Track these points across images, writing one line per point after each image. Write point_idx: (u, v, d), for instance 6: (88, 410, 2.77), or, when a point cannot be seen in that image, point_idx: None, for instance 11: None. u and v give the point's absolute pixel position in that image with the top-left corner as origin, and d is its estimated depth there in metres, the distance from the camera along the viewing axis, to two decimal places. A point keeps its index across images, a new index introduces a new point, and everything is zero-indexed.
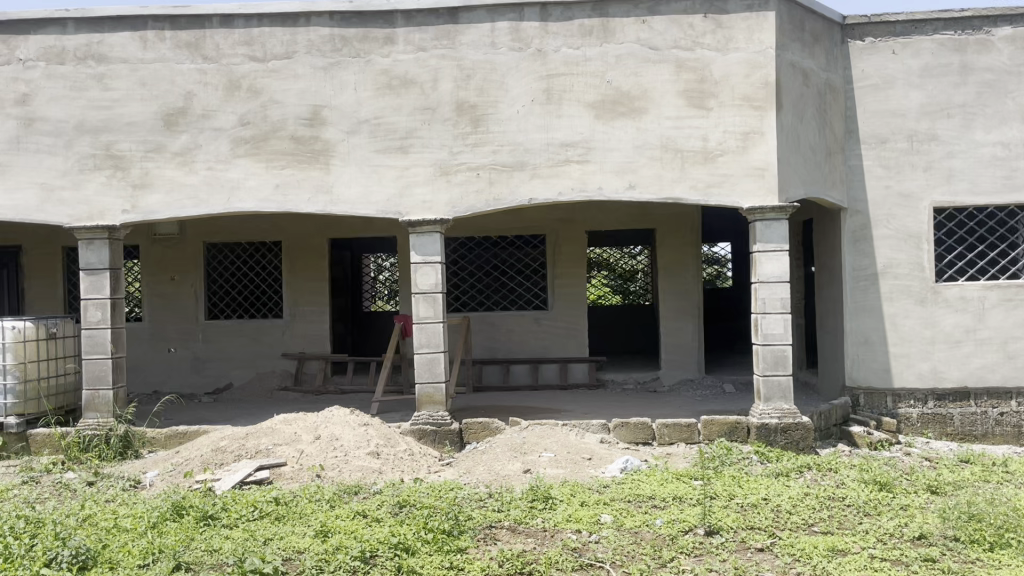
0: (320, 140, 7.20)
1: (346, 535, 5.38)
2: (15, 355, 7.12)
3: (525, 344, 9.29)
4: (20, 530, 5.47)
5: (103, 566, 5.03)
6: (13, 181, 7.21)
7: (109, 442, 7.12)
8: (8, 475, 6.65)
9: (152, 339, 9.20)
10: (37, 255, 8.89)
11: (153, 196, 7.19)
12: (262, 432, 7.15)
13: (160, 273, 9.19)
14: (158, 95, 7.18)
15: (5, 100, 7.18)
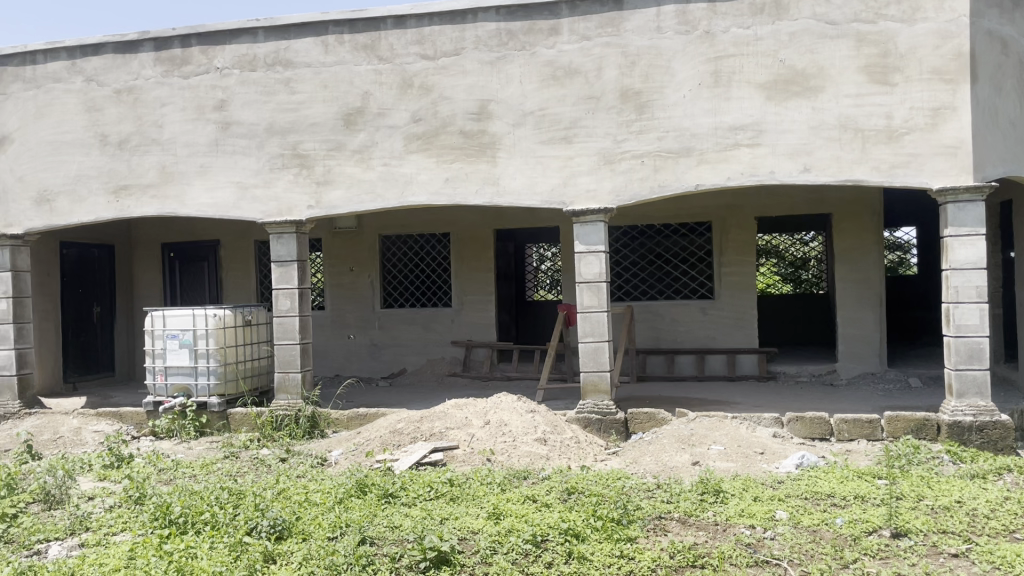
0: (488, 133, 7.37)
1: (518, 519, 5.51)
2: (217, 340, 7.76)
3: (692, 334, 9.11)
4: (225, 500, 5.99)
5: (297, 536, 5.46)
6: (213, 180, 7.84)
7: (298, 422, 7.65)
8: (213, 450, 7.28)
9: (333, 326, 9.79)
10: (234, 249, 9.67)
11: (335, 191, 7.64)
12: (435, 416, 7.45)
13: (340, 264, 9.75)
14: (339, 96, 7.60)
15: (205, 106, 7.82)
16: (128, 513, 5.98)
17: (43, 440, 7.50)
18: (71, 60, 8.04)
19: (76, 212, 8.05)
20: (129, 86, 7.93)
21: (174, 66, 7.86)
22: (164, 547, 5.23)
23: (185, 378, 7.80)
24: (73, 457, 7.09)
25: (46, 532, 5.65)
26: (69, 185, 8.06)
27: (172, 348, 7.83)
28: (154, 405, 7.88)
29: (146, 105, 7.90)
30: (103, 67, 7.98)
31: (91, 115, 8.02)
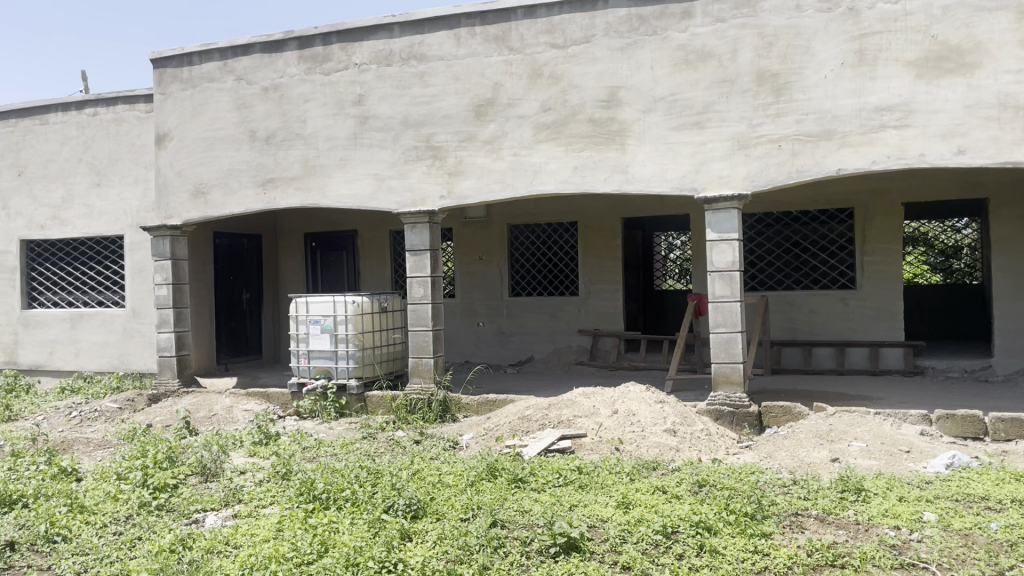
0: (617, 120, 7.31)
1: (648, 509, 5.47)
2: (355, 325, 8.09)
3: (830, 325, 8.75)
4: (364, 479, 6.26)
5: (431, 516, 5.64)
6: (352, 173, 8.15)
7: (431, 406, 7.89)
8: (352, 431, 7.61)
9: (463, 314, 10.01)
10: (370, 238, 10.04)
11: (466, 181, 7.78)
12: (563, 404, 7.49)
13: (470, 253, 9.95)
14: (470, 88, 7.74)
15: (345, 101, 8.15)
16: (276, 487, 6.34)
17: (199, 416, 8.07)
18: (224, 60, 8.56)
19: (228, 204, 8.57)
20: (276, 84, 8.37)
21: (316, 63, 8.23)
22: (309, 521, 5.55)
23: (326, 361, 8.19)
24: (226, 433, 7.58)
25: (203, 502, 6.08)
26: (222, 179, 8.59)
27: (314, 333, 8.25)
28: (298, 386, 8.32)
29: (291, 101, 8.32)
30: (252, 66, 8.45)
31: (241, 112, 8.51)
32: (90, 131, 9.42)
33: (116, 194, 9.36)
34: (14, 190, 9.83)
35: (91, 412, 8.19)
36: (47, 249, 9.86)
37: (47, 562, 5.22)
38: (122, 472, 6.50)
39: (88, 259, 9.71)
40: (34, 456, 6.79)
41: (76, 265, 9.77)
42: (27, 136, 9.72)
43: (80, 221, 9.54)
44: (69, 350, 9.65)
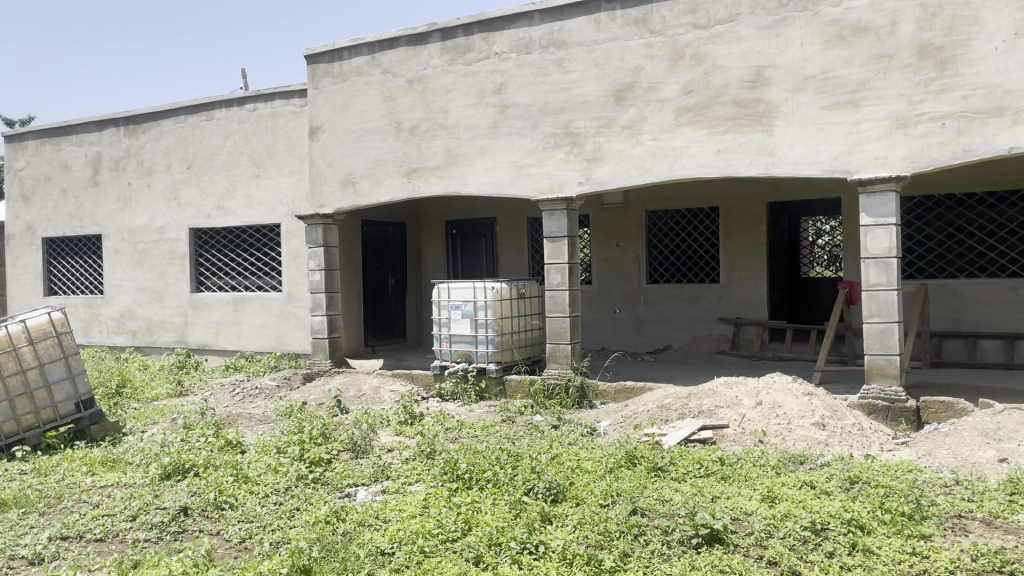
0: (764, 101, 7.05)
1: (795, 504, 5.29)
2: (495, 311, 8.24)
3: (998, 316, 8.13)
4: (504, 461, 6.37)
5: (571, 500, 5.69)
6: (492, 161, 8.28)
7: (568, 392, 7.93)
8: (492, 413, 7.77)
9: (600, 301, 9.99)
10: (508, 226, 10.17)
11: (605, 167, 7.74)
12: (704, 394, 7.35)
13: (607, 240, 9.90)
14: (610, 73, 7.67)
15: (485, 90, 8.27)
16: (422, 465, 6.58)
17: (349, 395, 8.48)
18: (371, 54, 8.89)
19: (375, 193, 8.91)
20: (420, 76, 8.61)
21: (458, 54, 8.39)
22: (453, 500, 5.74)
23: (466, 345, 8.40)
24: (374, 412, 7.93)
25: (354, 477, 6.40)
26: (369, 169, 8.94)
27: (455, 318, 8.48)
28: (440, 368, 8.59)
29: (434, 92, 8.53)
30: (398, 59, 8.73)
31: (387, 104, 8.82)
32: (251, 126, 10.03)
33: (273, 185, 9.92)
34: (184, 182, 10.61)
35: (252, 389, 8.76)
36: (213, 237, 10.60)
37: (217, 526, 5.64)
38: (281, 446, 6.92)
39: (248, 246, 10.35)
40: (203, 428, 7.34)
41: (237, 251, 10.43)
42: (195, 131, 10.48)
43: (241, 210, 10.18)
44: (232, 331, 10.35)
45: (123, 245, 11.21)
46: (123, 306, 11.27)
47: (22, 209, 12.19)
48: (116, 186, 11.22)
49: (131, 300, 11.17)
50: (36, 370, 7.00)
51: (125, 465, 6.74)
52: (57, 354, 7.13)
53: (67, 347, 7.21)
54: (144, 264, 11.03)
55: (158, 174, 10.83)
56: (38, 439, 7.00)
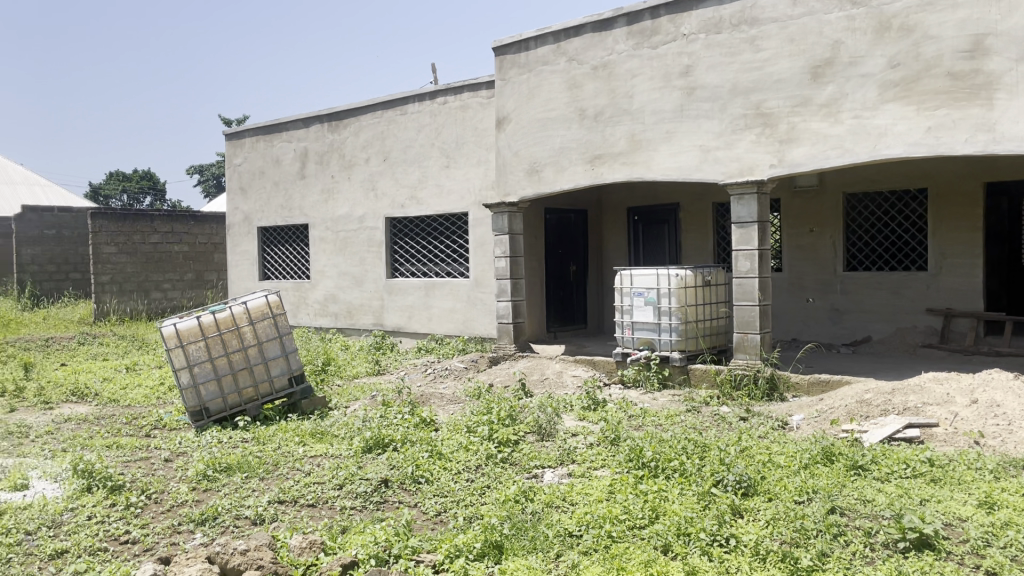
0: (983, 72, 6.42)
1: (1018, 513, 4.82)
2: (679, 299, 8.09)
3: None
4: (692, 451, 6.26)
5: (763, 495, 5.50)
6: (678, 145, 8.12)
7: (757, 383, 7.66)
8: (676, 402, 7.66)
9: (792, 289, 9.57)
10: (692, 211, 9.94)
11: (799, 149, 7.38)
12: (909, 389, 6.88)
13: (800, 225, 9.46)
14: (806, 49, 7.29)
15: (672, 73, 8.12)
16: (606, 451, 6.60)
17: (533, 379, 8.66)
18: (557, 43, 8.97)
19: (558, 180, 9.00)
20: (605, 62, 8.58)
21: (644, 38, 8.29)
22: (640, 487, 5.72)
23: (649, 333, 8.32)
24: (558, 396, 8.05)
25: (542, 459, 6.53)
26: (553, 156, 9.04)
27: (638, 305, 8.41)
28: (622, 355, 8.58)
29: (620, 78, 8.48)
30: (583, 47, 8.75)
31: (572, 92, 8.87)
32: (441, 118, 10.45)
33: (461, 174, 10.28)
34: (380, 173, 11.22)
35: (442, 370, 9.16)
36: (405, 226, 11.15)
37: (415, 498, 5.95)
38: (472, 425, 7.19)
39: (437, 234, 10.79)
40: (400, 406, 7.76)
41: (427, 239, 10.91)
42: (391, 125, 11.06)
43: (432, 200, 10.63)
44: (423, 314, 10.85)
45: (326, 233, 12.03)
46: (326, 291, 12.12)
47: (241, 201, 13.41)
48: (320, 178, 12.06)
49: (334, 285, 11.99)
50: (255, 348, 7.70)
51: (331, 437, 7.26)
52: (273, 333, 7.80)
53: (281, 327, 7.87)
54: (345, 251, 11.79)
55: (357, 167, 11.53)
56: (257, 411, 7.70)
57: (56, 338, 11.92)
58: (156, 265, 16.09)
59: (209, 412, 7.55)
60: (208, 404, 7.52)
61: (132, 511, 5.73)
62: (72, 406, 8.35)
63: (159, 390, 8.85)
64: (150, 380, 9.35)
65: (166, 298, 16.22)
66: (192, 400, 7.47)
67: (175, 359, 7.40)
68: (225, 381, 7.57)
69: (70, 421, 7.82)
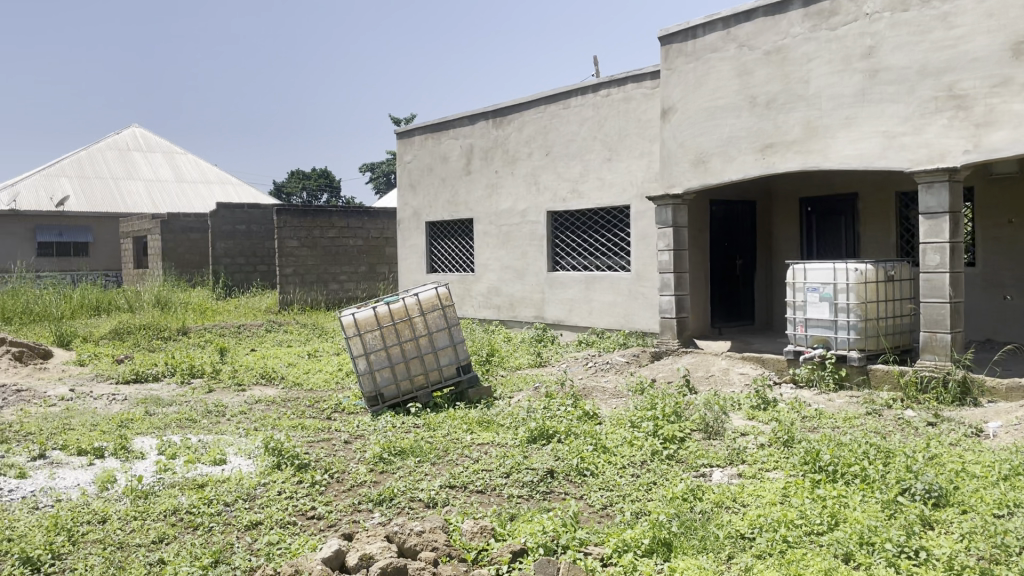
0: None
1: None
2: (858, 295, 7.64)
3: None
4: (874, 456, 5.90)
5: (956, 507, 5.09)
6: (859, 132, 7.67)
7: (947, 386, 7.10)
8: (854, 404, 7.24)
9: (986, 285, 8.83)
10: (872, 202, 9.35)
11: (998, 133, 6.75)
12: None
13: (997, 216, 8.70)
14: (1008, 23, 6.64)
15: (853, 56, 7.66)
16: (779, 453, 6.33)
17: (698, 375, 8.47)
18: (726, 29, 8.69)
19: (726, 171, 8.74)
20: (779, 46, 8.22)
21: (822, 19, 7.86)
22: (817, 491, 5.46)
23: (824, 330, 7.91)
24: (725, 394, 7.82)
25: (710, 457, 6.37)
26: (722, 146, 8.78)
27: (812, 301, 8.02)
28: (794, 353, 8.21)
29: (794, 62, 8.10)
30: (754, 32, 8.43)
31: (742, 79, 8.57)
32: (604, 111, 10.40)
33: (624, 167, 10.19)
34: (543, 167, 11.33)
35: (604, 363, 9.12)
36: (567, 220, 11.19)
37: (581, 490, 5.97)
38: (636, 420, 7.12)
39: (599, 228, 10.76)
40: (563, 398, 7.82)
41: (589, 233, 10.90)
42: (554, 119, 11.14)
43: (594, 193, 10.61)
44: (583, 308, 10.85)
45: (490, 227, 12.30)
46: (490, 284, 12.40)
47: (410, 196, 13.96)
48: (485, 173, 12.33)
49: (497, 278, 12.25)
50: (426, 337, 8.02)
51: (497, 426, 7.41)
52: (442, 323, 8.09)
53: (450, 318, 8.14)
54: (508, 245, 12.00)
55: (520, 161, 11.70)
56: (428, 397, 8.00)
57: (245, 325, 12.91)
58: (333, 258, 17.06)
59: (383, 398, 7.93)
60: (382, 390, 7.90)
61: (317, 488, 6.10)
62: (263, 388, 9.02)
63: (338, 375, 9.39)
64: (329, 366, 9.93)
65: (343, 289, 17.19)
66: (369, 386, 7.87)
67: (353, 346, 7.84)
68: (398, 368, 7.93)
69: (261, 402, 8.45)
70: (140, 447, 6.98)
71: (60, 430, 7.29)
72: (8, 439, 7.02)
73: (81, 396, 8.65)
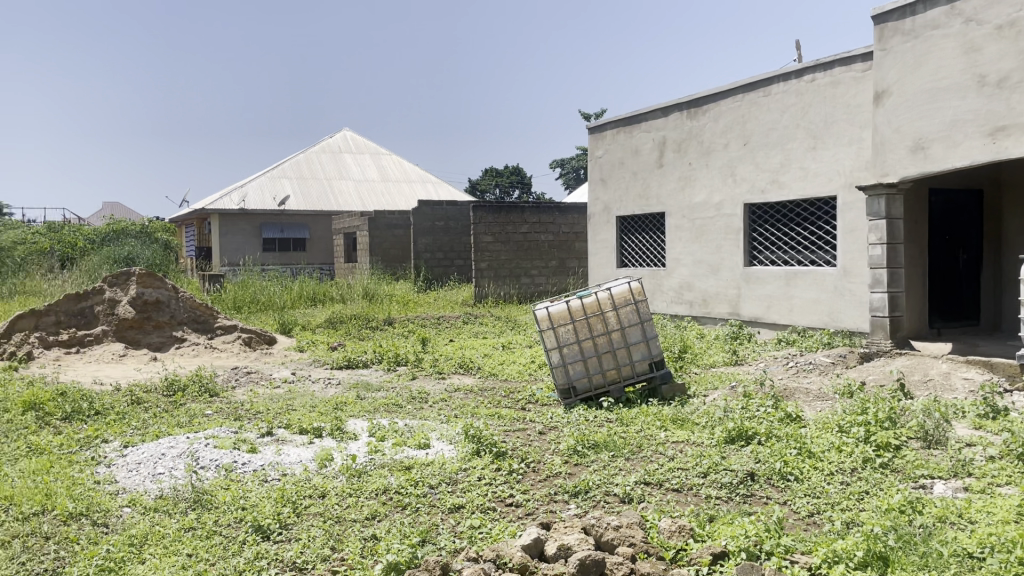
0: None
1: None
2: None
3: None
4: None
5: None
6: None
7: None
8: None
9: None
10: None
11: None
12: None
13: None
14: None
15: None
16: (1013, 467, 5.73)
17: (915, 380, 7.84)
18: (950, 4, 7.96)
19: (950, 158, 8.02)
20: (1013, 19, 7.39)
21: None
22: None
23: None
24: (946, 400, 7.18)
25: (930, 468, 5.87)
26: (944, 131, 8.06)
27: None
28: None
29: None
30: (984, 5, 7.64)
31: (969, 57, 7.81)
32: (809, 98, 9.88)
33: (830, 156, 9.62)
34: (740, 158, 10.94)
35: (806, 363, 8.67)
36: (766, 212, 10.75)
37: (783, 496, 5.70)
38: (845, 425, 6.71)
39: (801, 220, 10.23)
40: (763, 399, 7.52)
41: (790, 226, 10.39)
42: (753, 108, 10.73)
43: (796, 183, 10.11)
44: (784, 305, 10.38)
45: (683, 221, 12.05)
46: (683, 278, 12.16)
47: (601, 190, 13.98)
48: (678, 166, 12.09)
49: (690, 272, 12.00)
50: (618, 332, 7.98)
51: (693, 425, 7.24)
52: (635, 319, 8.01)
53: (643, 313, 8.03)
54: (702, 239, 11.71)
55: (716, 153, 11.37)
56: (620, 393, 7.97)
57: (444, 317, 13.51)
58: (526, 253, 17.43)
59: (576, 391, 8.00)
60: (575, 383, 7.97)
61: (515, 476, 6.26)
62: (461, 377, 9.41)
63: (532, 367, 9.59)
64: (523, 358, 10.15)
65: (534, 283, 17.55)
66: (562, 378, 7.97)
67: (547, 339, 7.99)
68: (590, 362, 7.95)
69: (460, 390, 8.80)
70: (354, 428, 7.50)
71: (285, 409, 7.97)
72: (242, 416, 7.78)
73: (301, 379, 9.43)
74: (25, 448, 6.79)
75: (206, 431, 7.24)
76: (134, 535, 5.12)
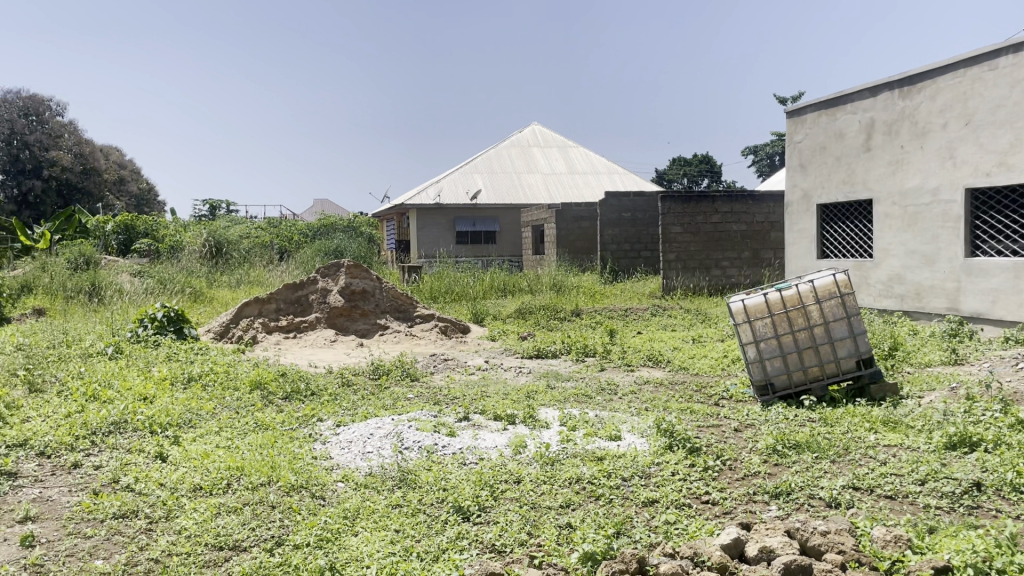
0: None
1: None
2: None
3: None
4: None
5: None
6: None
7: None
8: None
9: None
10: None
11: None
12: None
13: None
14: None
15: None
16: None
17: None
18: None
19: None
20: None
21: None
22: None
23: None
24: None
25: None
26: None
27: None
28: None
29: None
30: None
31: None
32: None
33: None
34: (961, 139, 10.00)
35: None
36: (992, 197, 9.76)
37: (1017, 509, 5.14)
38: None
39: None
40: (989, 402, 6.84)
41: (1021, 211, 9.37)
42: (976, 84, 9.78)
43: None
44: (1013, 299, 9.40)
45: (893, 209, 11.20)
46: (892, 270, 11.32)
47: (800, 177, 13.29)
48: (888, 149, 11.25)
49: (901, 264, 11.14)
50: (821, 327, 7.55)
51: (906, 428, 6.72)
52: (840, 314, 7.54)
53: (850, 308, 7.54)
54: (915, 227, 10.83)
55: (933, 134, 10.46)
56: (823, 391, 7.56)
57: (631, 309, 13.40)
58: (717, 244, 16.94)
59: (774, 388, 7.67)
60: (773, 379, 7.65)
61: (710, 473, 6.09)
62: (650, 369, 9.31)
63: (724, 361, 9.30)
64: (715, 352, 9.86)
65: (725, 275, 17.03)
66: (758, 374, 7.66)
67: (742, 333, 7.70)
68: (790, 358, 7.59)
69: (650, 383, 8.71)
70: (546, 417, 7.62)
71: (480, 396, 8.23)
72: (441, 401, 8.13)
73: (494, 367, 9.72)
74: (253, 423, 7.46)
75: (408, 414, 7.63)
76: (348, 509, 5.48)
